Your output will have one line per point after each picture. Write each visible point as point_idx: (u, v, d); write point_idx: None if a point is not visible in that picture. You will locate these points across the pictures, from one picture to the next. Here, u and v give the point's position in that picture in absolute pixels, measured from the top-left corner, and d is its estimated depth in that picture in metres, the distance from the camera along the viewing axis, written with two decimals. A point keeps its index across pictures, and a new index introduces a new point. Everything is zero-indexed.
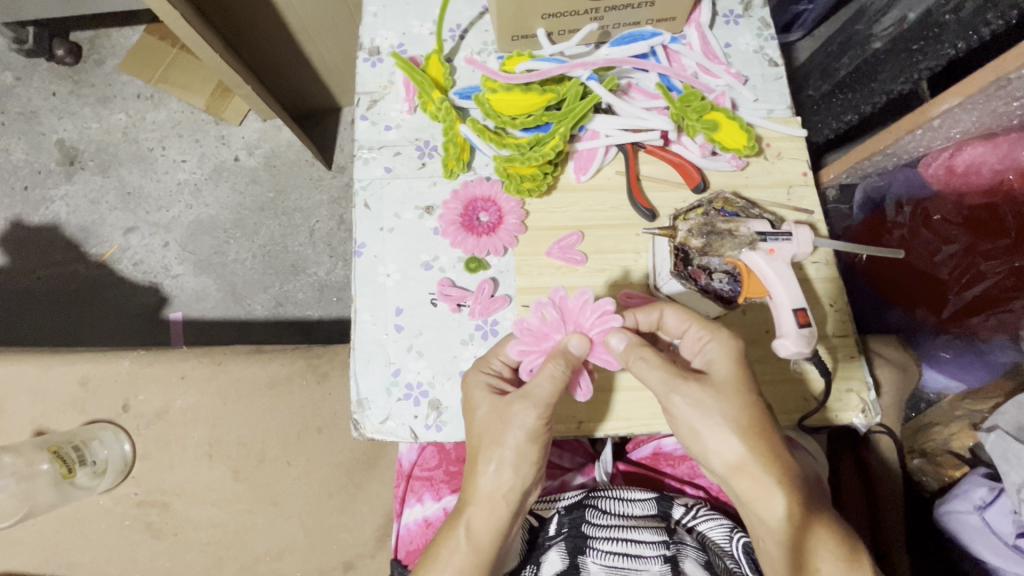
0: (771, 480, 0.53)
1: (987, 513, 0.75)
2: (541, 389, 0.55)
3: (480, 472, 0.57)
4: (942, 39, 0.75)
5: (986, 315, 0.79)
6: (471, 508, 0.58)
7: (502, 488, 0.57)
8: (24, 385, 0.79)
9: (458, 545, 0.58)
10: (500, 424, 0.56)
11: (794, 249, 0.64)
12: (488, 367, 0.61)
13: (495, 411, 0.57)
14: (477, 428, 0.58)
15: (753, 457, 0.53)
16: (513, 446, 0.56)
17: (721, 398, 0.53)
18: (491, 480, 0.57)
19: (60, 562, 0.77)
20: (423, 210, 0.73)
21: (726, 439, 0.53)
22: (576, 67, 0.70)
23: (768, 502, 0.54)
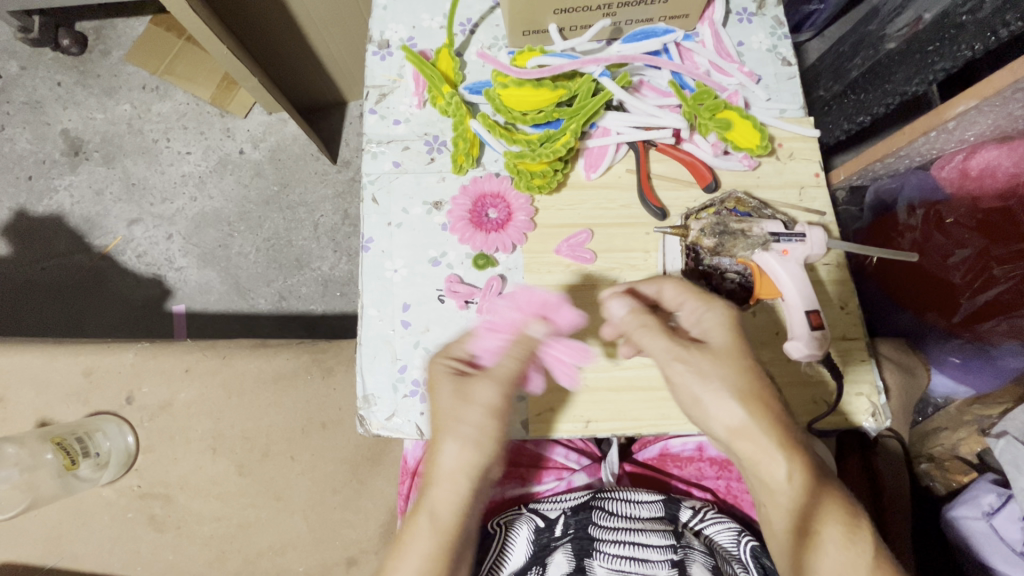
0: (776, 440, 0.53)
1: (994, 520, 0.74)
2: (504, 370, 0.57)
3: (441, 452, 0.55)
4: (960, 40, 0.74)
5: (998, 320, 0.77)
6: (435, 489, 0.55)
7: (465, 465, 0.55)
8: (28, 376, 0.79)
9: (420, 530, 0.55)
10: (462, 404, 0.55)
11: (808, 249, 0.64)
12: (450, 353, 0.60)
13: (455, 390, 0.56)
14: (438, 408, 0.56)
15: (753, 420, 0.53)
16: (456, 412, 0.55)
17: (717, 357, 0.54)
18: (450, 458, 0.54)
19: (61, 554, 0.76)
20: (432, 205, 0.72)
21: (730, 395, 0.53)
22: (588, 63, 0.68)
23: (775, 465, 0.53)
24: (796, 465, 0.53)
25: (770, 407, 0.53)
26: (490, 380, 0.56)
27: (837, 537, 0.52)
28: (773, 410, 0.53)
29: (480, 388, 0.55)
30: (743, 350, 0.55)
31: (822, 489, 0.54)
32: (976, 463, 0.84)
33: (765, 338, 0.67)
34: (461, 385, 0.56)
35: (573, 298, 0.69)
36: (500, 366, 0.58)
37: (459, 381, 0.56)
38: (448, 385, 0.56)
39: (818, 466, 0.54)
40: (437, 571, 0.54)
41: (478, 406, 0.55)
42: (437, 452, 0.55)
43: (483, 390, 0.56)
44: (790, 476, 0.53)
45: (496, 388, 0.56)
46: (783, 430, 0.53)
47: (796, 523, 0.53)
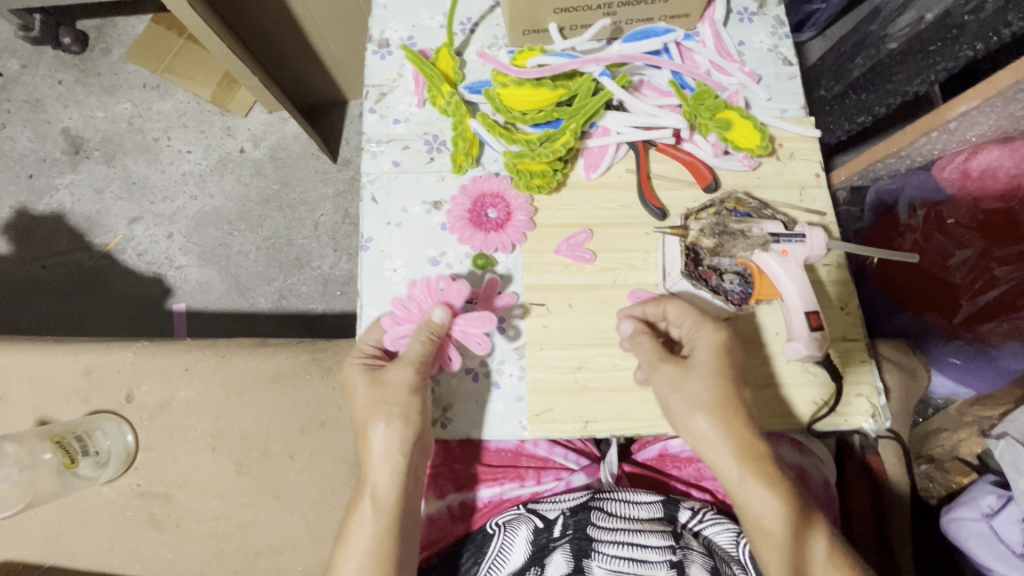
0: (736, 451, 0.56)
1: (994, 522, 0.74)
2: (411, 351, 0.60)
3: (371, 437, 0.59)
4: (961, 40, 0.74)
5: (999, 321, 0.77)
6: (373, 473, 0.59)
7: (395, 443, 0.59)
8: (28, 374, 0.79)
9: (365, 515, 0.58)
10: (380, 391, 0.60)
11: (811, 250, 0.63)
12: (362, 351, 0.64)
13: (369, 382, 0.60)
14: (362, 401, 0.60)
15: (719, 428, 0.56)
16: (375, 398, 0.59)
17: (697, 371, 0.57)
18: (381, 439, 0.59)
19: (61, 552, 0.77)
20: (431, 205, 0.72)
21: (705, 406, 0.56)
22: (588, 62, 0.68)
23: (731, 471, 0.57)
24: (752, 472, 0.56)
25: (731, 417, 0.57)
26: (403, 362, 0.60)
27: (810, 541, 0.56)
28: (742, 422, 0.57)
29: (394, 373, 0.60)
30: (726, 367, 0.58)
31: (788, 499, 0.56)
32: (976, 465, 0.84)
33: (764, 338, 0.67)
34: (374, 376, 0.61)
35: (572, 298, 0.69)
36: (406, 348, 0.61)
37: (373, 374, 0.61)
38: (363, 379, 0.61)
39: (778, 476, 0.57)
40: (383, 552, 0.57)
41: (396, 388, 0.59)
42: (368, 440, 0.60)
43: (396, 373, 0.60)
44: (747, 485, 0.56)
45: (409, 369, 0.60)
46: (740, 440, 0.56)
47: (759, 523, 0.57)
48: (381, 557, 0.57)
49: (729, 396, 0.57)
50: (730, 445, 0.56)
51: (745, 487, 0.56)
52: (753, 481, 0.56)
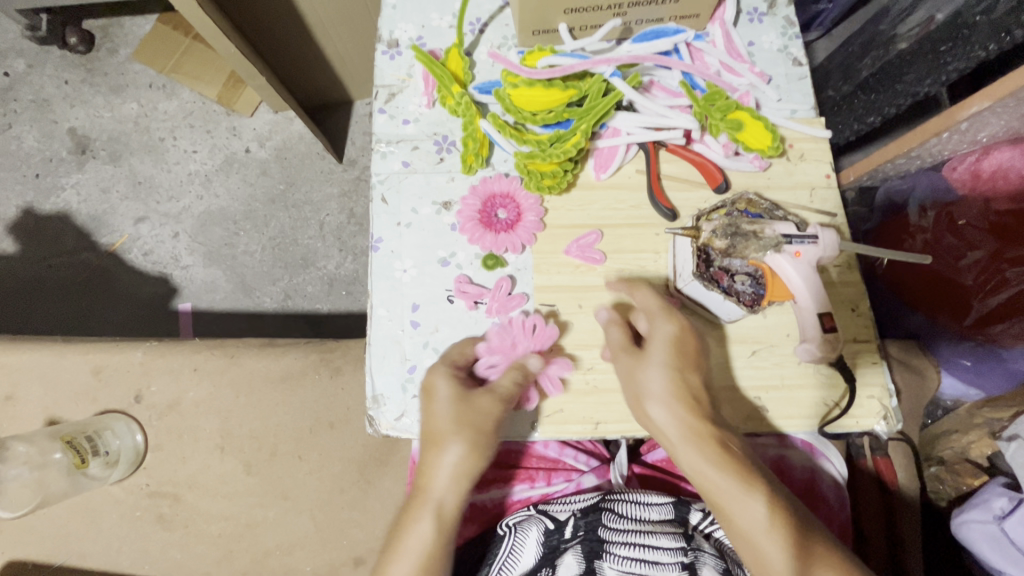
0: (686, 437, 0.57)
1: (1006, 523, 0.73)
2: (504, 387, 0.62)
3: (446, 455, 0.59)
4: (973, 40, 0.74)
5: (1010, 323, 0.76)
6: (440, 489, 0.59)
7: (467, 470, 0.59)
8: (37, 374, 0.79)
9: (425, 526, 0.58)
10: (466, 411, 0.59)
11: (823, 250, 0.62)
12: (453, 360, 0.63)
13: (456, 398, 0.60)
14: (443, 419, 0.59)
15: (672, 412, 0.58)
16: (461, 417, 0.59)
17: (652, 362, 0.60)
18: (458, 461, 0.58)
19: (70, 552, 0.77)
20: (440, 206, 0.72)
21: (660, 394, 0.59)
22: (599, 63, 0.68)
23: (686, 456, 0.57)
24: (704, 457, 0.57)
25: (677, 401, 0.58)
26: (495, 397, 0.61)
27: (771, 521, 0.54)
28: (692, 407, 0.58)
29: (484, 401, 0.60)
30: (681, 359, 0.59)
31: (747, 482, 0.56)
32: (986, 467, 0.82)
33: (776, 339, 0.67)
34: (469, 394, 0.60)
35: (582, 298, 0.69)
36: (498, 382, 0.62)
37: (461, 389, 0.60)
38: (451, 392, 0.60)
39: (732, 458, 0.57)
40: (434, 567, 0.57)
41: (486, 415, 0.59)
42: (439, 455, 0.59)
43: (486, 401, 0.60)
44: (695, 466, 0.57)
45: (498, 403, 0.60)
46: (688, 424, 0.58)
47: (719, 507, 0.56)
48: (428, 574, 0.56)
49: (677, 382, 0.59)
50: (677, 429, 0.58)
51: (702, 474, 0.57)
52: (701, 462, 0.57)
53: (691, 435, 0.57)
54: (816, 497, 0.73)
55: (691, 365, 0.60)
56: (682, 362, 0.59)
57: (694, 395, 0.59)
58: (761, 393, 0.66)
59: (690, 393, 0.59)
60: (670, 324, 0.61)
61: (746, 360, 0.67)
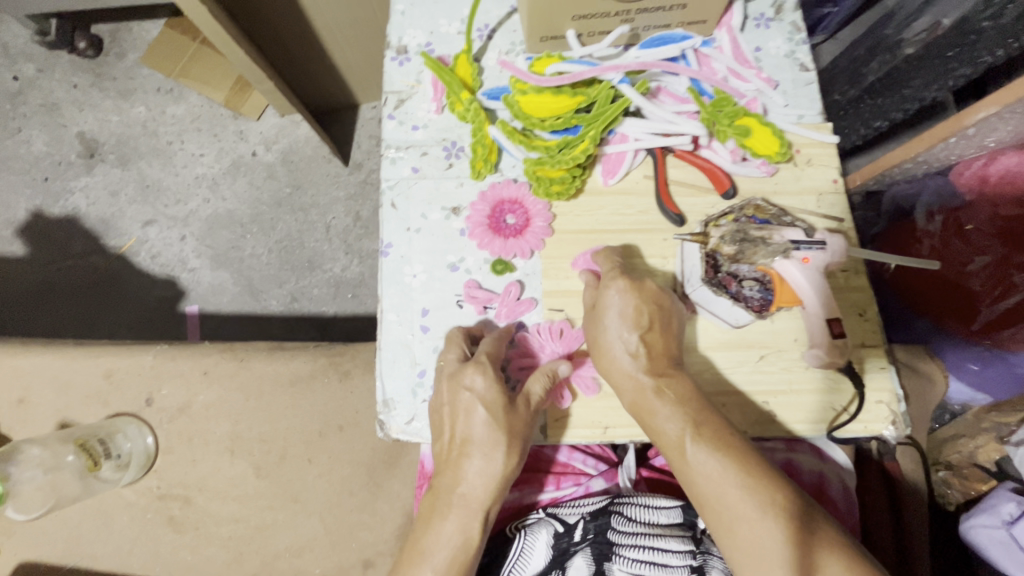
0: (631, 386, 0.59)
1: (1014, 529, 0.74)
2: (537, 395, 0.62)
3: (495, 463, 0.59)
4: (979, 46, 0.74)
5: (1018, 327, 0.76)
6: (484, 497, 0.59)
7: (509, 478, 0.60)
8: (50, 377, 0.80)
9: (468, 533, 0.58)
10: (510, 419, 0.60)
11: (831, 257, 0.64)
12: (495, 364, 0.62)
13: (500, 405, 0.60)
14: (485, 429, 0.59)
15: (620, 365, 0.60)
16: (507, 427, 0.59)
17: (604, 322, 0.61)
18: (504, 470, 0.59)
19: (82, 554, 0.77)
20: (449, 211, 0.73)
21: (612, 350, 0.60)
22: (608, 70, 0.69)
23: (636, 407, 0.59)
24: (651, 406, 0.58)
25: (619, 349, 0.60)
26: (532, 405, 0.62)
27: (705, 456, 0.54)
28: (637, 361, 0.59)
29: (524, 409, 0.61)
30: (628, 322, 0.60)
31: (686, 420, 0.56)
32: (995, 472, 0.82)
33: (783, 345, 0.67)
34: (511, 403, 0.61)
35: None
36: (530, 390, 0.62)
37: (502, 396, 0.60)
38: (496, 400, 0.60)
39: (672, 400, 0.57)
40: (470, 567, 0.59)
41: (522, 421, 0.61)
42: (484, 463, 0.59)
43: (525, 408, 0.61)
44: (640, 407, 0.58)
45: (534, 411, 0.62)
46: (631, 369, 0.59)
47: (665, 447, 0.57)
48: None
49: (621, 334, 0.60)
50: (625, 380, 0.59)
51: (652, 422, 0.58)
52: (646, 404, 0.58)
53: (639, 386, 0.59)
54: (825, 499, 0.72)
55: (642, 325, 0.60)
56: (630, 321, 0.60)
57: (639, 348, 0.59)
58: (769, 399, 0.66)
59: (633, 349, 0.59)
60: (616, 284, 0.62)
61: (754, 365, 0.67)
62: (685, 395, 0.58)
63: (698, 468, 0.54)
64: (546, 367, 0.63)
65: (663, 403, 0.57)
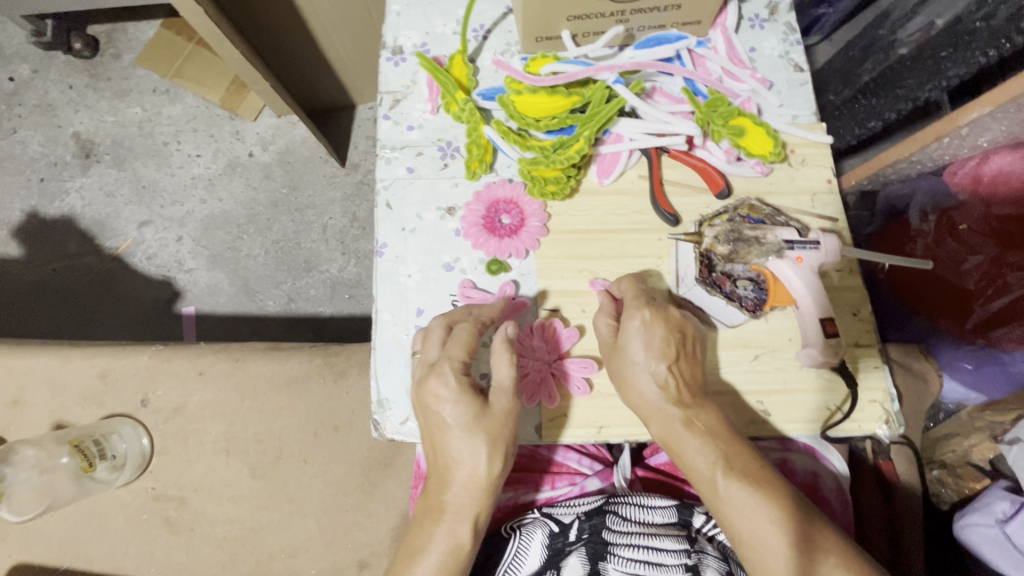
0: (662, 415, 0.60)
1: (1008, 526, 0.74)
2: (509, 381, 0.60)
3: (475, 470, 0.58)
4: (973, 47, 0.74)
5: (1011, 326, 0.77)
6: (471, 503, 0.59)
7: (495, 478, 0.59)
8: (44, 378, 0.80)
9: (457, 538, 0.58)
10: (487, 423, 0.58)
11: (823, 255, 0.63)
12: (456, 364, 0.59)
13: (475, 411, 0.58)
14: (465, 430, 0.58)
15: (651, 394, 0.60)
16: (484, 432, 0.58)
17: (627, 349, 0.61)
18: (487, 474, 0.59)
19: (76, 555, 0.77)
20: (445, 211, 0.73)
21: (639, 378, 0.60)
22: (602, 70, 0.70)
23: (665, 435, 0.60)
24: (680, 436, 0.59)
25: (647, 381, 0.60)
26: (510, 395, 0.60)
27: (735, 487, 0.57)
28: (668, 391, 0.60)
29: (501, 405, 0.59)
30: (654, 352, 0.59)
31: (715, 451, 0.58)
32: (989, 471, 0.82)
33: (778, 343, 0.67)
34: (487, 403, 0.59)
35: (585, 303, 0.69)
36: (501, 377, 0.60)
37: (475, 400, 0.58)
38: (469, 406, 0.58)
39: (701, 432, 0.59)
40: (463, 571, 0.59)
41: (502, 423, 0.59)
42: (466, 471, 0.58)
43: (502, 403, 0.59)
44: (669, 438, 0.60)
45: (512, 399, 0.60)
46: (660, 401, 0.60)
47: (692, 475, 0.59)
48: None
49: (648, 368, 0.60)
50: (652, 407, 0.60)
51: (682, 452, 0.59)
52: (675, 435, 0.59)
53: (670, 414, 0.59)
54: (819, 497, 0.73)
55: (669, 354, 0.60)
56: (657, 350, 0.60)
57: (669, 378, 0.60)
58: (764, 398, 0.67)
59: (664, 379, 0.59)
60: (640, 313, 0.61)
61: (749, 364, 0.67)
62: (715, 426, 0.59)
63: (731, 497, 0.57)
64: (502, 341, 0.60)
65: (692, 435, 0.59)
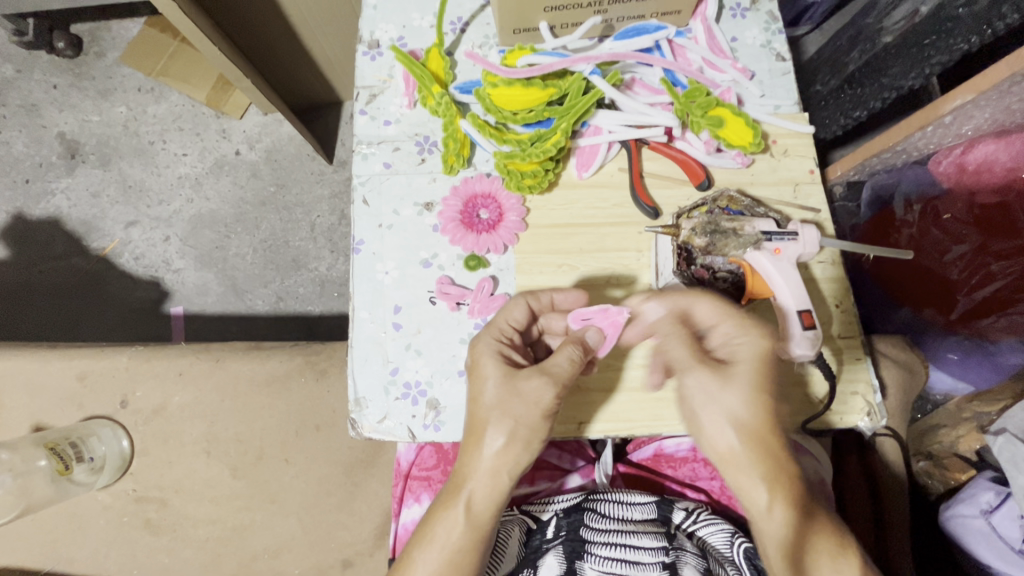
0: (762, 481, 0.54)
1: (993, 517, 0.74)
2: (558, 368, 0.55)
3: (486, 446, 0.55)
4: (955, 34, 0.72)
5: (995, 316, 0.77)
6: (474, 481, 0.55)
7: (506, 464, 0.55)
8: (23, 381, 0.79)
9: (456, 522, 0.56)
10: (512, 399, 0.54)
11: (804, 245, 0.62)
12: (498, 333, 0.59)
13: (503, 379, 0.55)
14: (485, 400, 0.55)
15: (741, 455, 0.54)
16: (511, 412, 0.54)
17: (711, 398, 0.55)
18: (495, 455, 0.54)
19: (58, 558, 0.76)
20: (422, 207, 0.72)
21: (723, 431, 0.55)
22: (579, 61, 0.68)
23: (746, 493, 0.55)
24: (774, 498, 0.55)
25: (758, 436, 0.54)
26: (545, 379, 0.54)
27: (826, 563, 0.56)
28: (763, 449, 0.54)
29: (532, 385, 0.54)
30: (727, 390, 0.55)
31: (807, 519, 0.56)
32: (975, 461, 0.82)
33: None
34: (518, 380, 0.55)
35: None
36: (551, 362, 0.56)
37: (509, 371, 0.56)
38: (497, 374, 0.56)
39: (801, 497, 0.55)
40: (461, 562, 0.56)
41: (533, 405, 0.54)
42: (479, 445, 0.55)
43: (533, 384, 0.54)
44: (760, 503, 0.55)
45: (548, 385, 0.54)
46: (770, 461, 0.54)
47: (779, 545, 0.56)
48: (457, 564, 0.56)
49: (762, 422, 0.54)
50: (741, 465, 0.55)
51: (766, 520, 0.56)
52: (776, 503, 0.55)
53: (761, 482, 0.54)
54: None
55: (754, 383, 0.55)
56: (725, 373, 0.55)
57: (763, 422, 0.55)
58: None
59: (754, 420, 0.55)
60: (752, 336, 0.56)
61: None
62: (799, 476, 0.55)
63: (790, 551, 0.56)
64: (574, 336, 0.57)
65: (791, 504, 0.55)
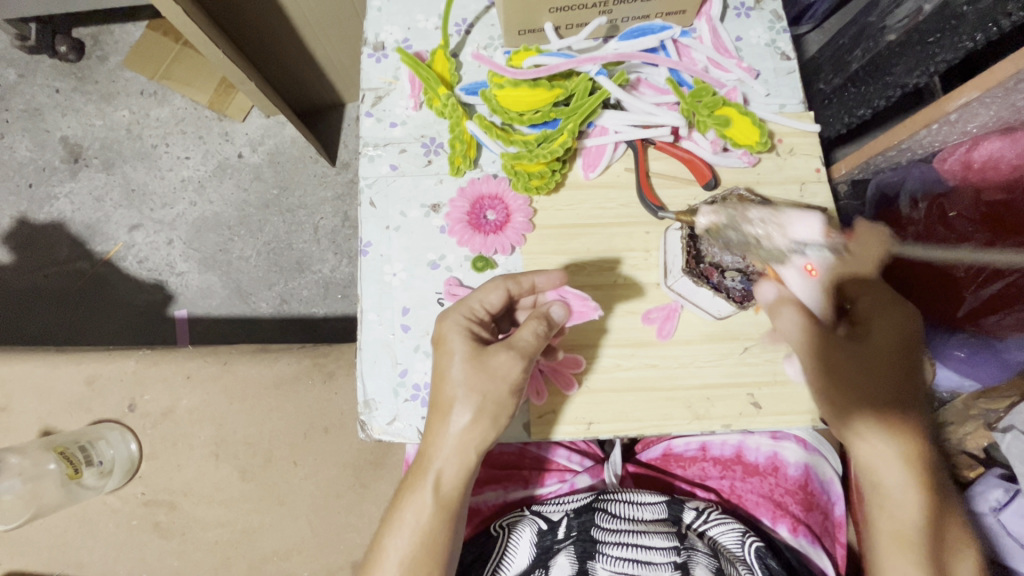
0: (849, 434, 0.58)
1: (1003, 515, 0.75)
2: (523, 342, 0.56)
3: (452, 423, 0.56)
4: (960, 31, 0.72)
5: (1003, 314, 0.74)
6: (440, 460, 0.57)
7: (473, 440, 0.56)
8: (30, 385, 0.79)
9: (424, 503, 0.57)
10: (478, 375, 0.55)
11: (838, 264, 0.63)
12: (468, 311, 0.59)
13: (470, 357, 0.56)
14: (453, 377, 0.56)
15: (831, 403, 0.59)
16: (475, 388, 0.55)
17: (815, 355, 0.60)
18: (461, 431, 0.56)
19: (68, 562, 0.77)
20: (429, 208, 0.72)
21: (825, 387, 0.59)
22: (585, 62, 0.68)
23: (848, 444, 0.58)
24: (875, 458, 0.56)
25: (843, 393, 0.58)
26: (513, 353, 0.55)
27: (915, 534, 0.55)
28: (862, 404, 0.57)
29: (500, 360, 0.55)
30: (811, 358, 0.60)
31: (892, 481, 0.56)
32: (982, 458, 0.81)
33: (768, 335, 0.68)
34: (480, 356, 0.56)
35: None
36: (517, 336, 0.57)
37: (475, 349, 0.56)
38: (463, 351, 0.56)
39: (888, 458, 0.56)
40: (429, 544, 0.56)
41: (497, 379, 0.55)
42: (445, 421, 0.56)
43: (499, 358, 0.55)
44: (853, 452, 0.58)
45: (515, 359, 0.55)
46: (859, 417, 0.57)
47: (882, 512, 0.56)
48: (429, 547, 0.56)
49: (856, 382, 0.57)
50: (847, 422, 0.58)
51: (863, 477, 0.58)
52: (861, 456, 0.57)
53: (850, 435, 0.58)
54: (810, 492, 0.73)
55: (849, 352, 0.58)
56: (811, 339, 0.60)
57: (866, 389, 0.56)
58: (754, 390, 0.67)
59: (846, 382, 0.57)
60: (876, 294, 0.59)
61: (739, 357, 0.67)
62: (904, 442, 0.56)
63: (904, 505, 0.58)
64: (540, 311, 0.58)
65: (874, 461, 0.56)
